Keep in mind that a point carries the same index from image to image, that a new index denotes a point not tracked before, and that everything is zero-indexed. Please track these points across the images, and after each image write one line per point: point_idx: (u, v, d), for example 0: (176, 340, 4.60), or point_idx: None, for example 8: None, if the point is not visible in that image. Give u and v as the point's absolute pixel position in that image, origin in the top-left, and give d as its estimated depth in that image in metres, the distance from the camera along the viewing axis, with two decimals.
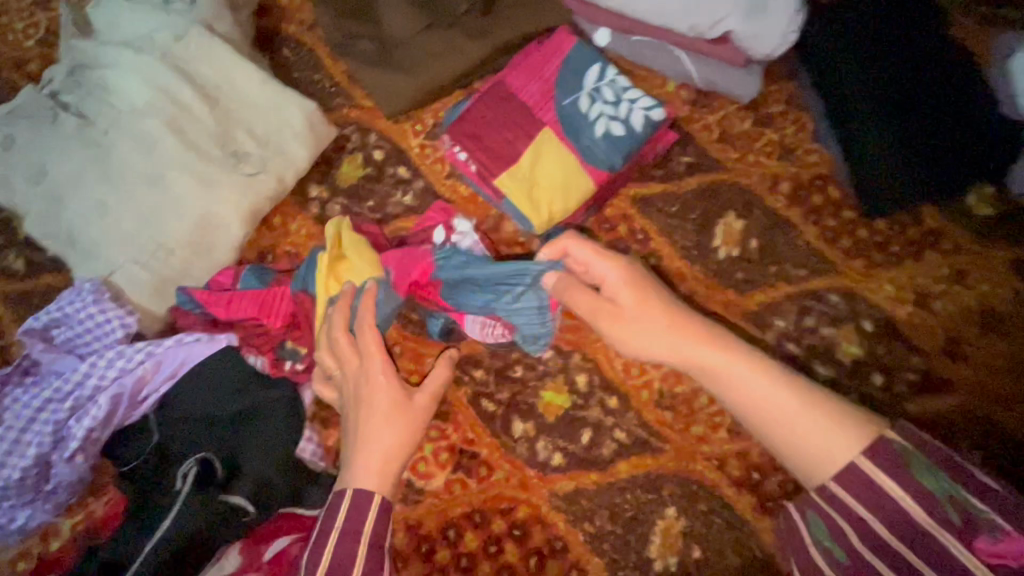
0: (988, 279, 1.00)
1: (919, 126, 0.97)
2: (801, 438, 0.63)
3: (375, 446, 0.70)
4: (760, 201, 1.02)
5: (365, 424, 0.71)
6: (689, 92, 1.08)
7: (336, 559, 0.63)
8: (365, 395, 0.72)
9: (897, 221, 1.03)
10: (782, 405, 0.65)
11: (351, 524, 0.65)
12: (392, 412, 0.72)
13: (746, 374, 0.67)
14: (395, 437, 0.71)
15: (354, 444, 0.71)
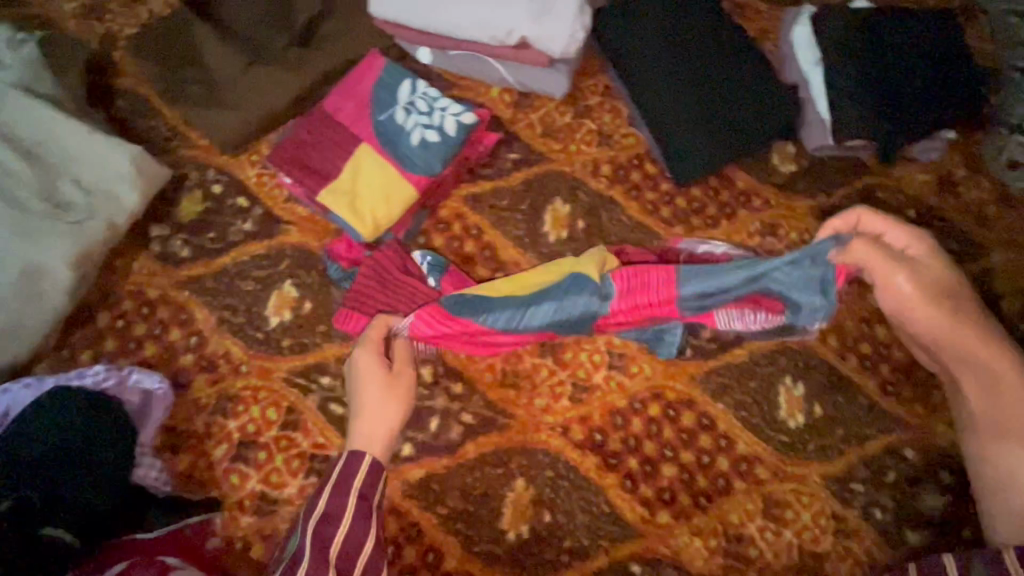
0: (794, 229, 1.12)
1: (706, 104, 1.12)
2: (999, 472, 0.86)
3: (381, 418, 0.84)
4: (584, 186, 1.11)
5: (366, 399, 0.84)
6: (511, 95, 1.17)
7: (327, 510, 0.74)
8: (365, 373, 0.86)
9: (710, 187, 1.13)
10: (1016, 463, 0.85)
11: (343, 478, 0.77)
12: (388, 387, 0.86)
13: (1005, 387, 0.89)
14: (394, 411, 0.85)
15: (359, 411, 0.85)
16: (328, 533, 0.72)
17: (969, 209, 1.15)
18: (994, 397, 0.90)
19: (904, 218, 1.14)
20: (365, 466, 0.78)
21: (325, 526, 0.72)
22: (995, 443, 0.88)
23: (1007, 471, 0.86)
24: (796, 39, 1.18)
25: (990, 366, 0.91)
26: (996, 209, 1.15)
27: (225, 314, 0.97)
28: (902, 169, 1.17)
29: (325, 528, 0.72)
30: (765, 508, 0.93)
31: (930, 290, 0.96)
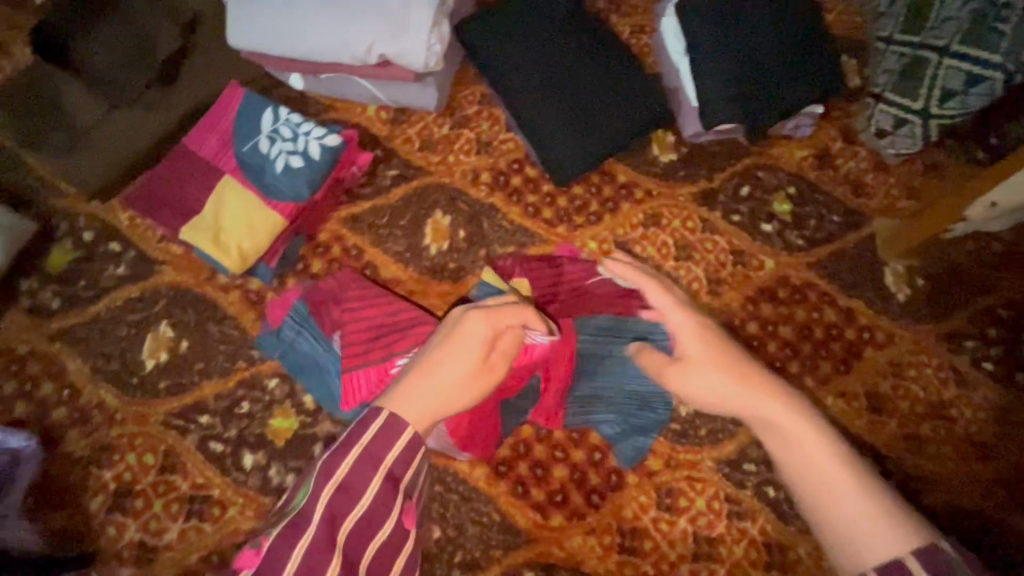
0: (679, 216, 1.12)
1: (578, 102, 1.11)
2: (828, 500, 0.60)
3: (413, 389, 0.66)
4: (464, 195, 1.11)
5: (437, 360, 0.70)
6: (387, 112, 1.17)
7: (346, 479, 0.55)
8: (446, 336, 0.73)
9: (592, 184, 1.14)
10: (835, 478, 0.61)
11: (376, 448, 0.57)
12: (478, 362, 0.72)
13: (769, 406, 0.68)
14: (457, 379, 0.69)
15: (435, 368, 0.69)
16: (338, 518, 0.54)
17: (847, 180, 1.18)
18: (763, 421, 0.68)
19: (785, 195, 1.16)
20: (394, 434, 0.58)
21: (340, 496, 0.55)
22: (795, 471, 0.64)
23: (823, 498, 0.61)
24: (665, 30, 1.16)
25: (737, 393, 0.71)
26: (871, 178, 1.18)
27: (100, 363, 0.96)
28: (780, 147, 1.19)
29: (353, 492, 0.55)
30: (658, 499, 0.93)
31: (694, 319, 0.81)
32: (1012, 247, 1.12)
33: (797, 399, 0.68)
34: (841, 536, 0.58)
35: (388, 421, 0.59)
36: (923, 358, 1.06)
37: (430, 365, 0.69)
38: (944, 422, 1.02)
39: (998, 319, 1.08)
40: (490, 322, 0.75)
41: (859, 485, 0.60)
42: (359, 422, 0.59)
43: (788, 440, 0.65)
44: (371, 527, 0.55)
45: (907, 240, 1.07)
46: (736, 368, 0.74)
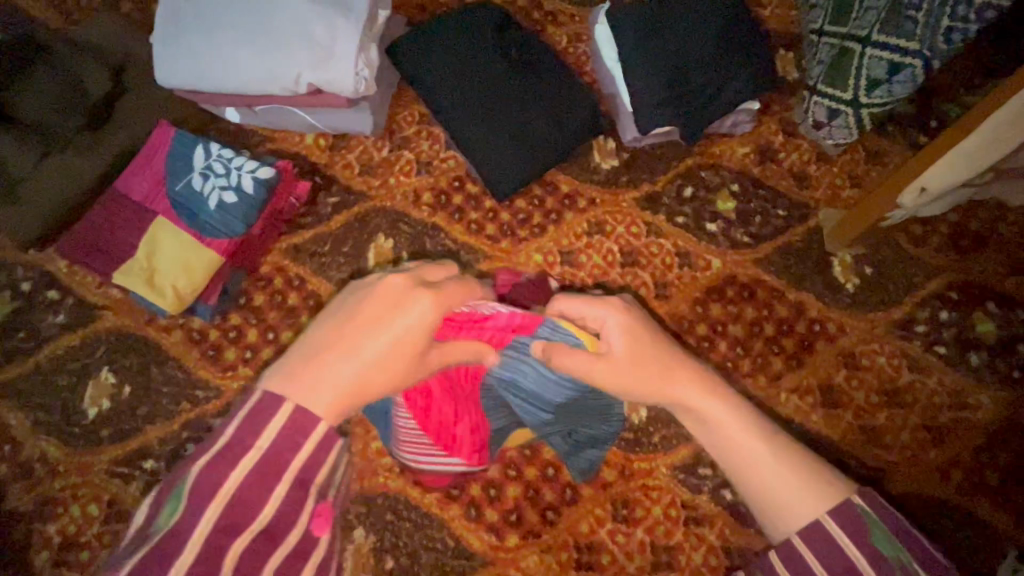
0: (622, 223, 1.13)
1: (514, 115, 1.10)
2: (753, 477, 0.60)
3: (323, 363, 0.55)
4: (406, 217, 1.12)
5: (367, 332, 0.59)
6: (326, 139, 1.17)
7: (237, 491, 0.45)
8: (384, 306, 0.61)
9: (534, 197, 1.14)
10: (755, 454, 0.61)
11: (275, 450, 0.48)
12: (405, 346, 0.60)
13: (694, 392, 0.67)
14: (387, 356, 0.59)
15: (339, 342, 0.57)
16: (231, 535, 0.44)
17: (790, 173, 1.17)
18: (692, 407, 0.67)
19: (729, 193, 1.16)
20: (292, 428, 0.49)
21: (235, 511, 0.45)
22: (727, 454, 0.63)
23: (749, 475, 0.60)
24: (599, 38, 1.15)
25: (660, 379, 0.68)
26: (815, 169, 1.17)
27: (41, 415, 0.94)
28: (722, 145, 1.19)
29: (252, 499, 0.45)
30: (614, 511, 0.92)
31: (619, 307, 0.74)
32: (959, 228, 1.12)
33: (718, 383, 0.68)
34: (769, 509, 0.58)
35: (295, 419, 0.49)
36: (876, 347, 1.05)
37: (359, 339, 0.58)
38: (899, 409, 1.02)
39: (949, 302, 1.08)
40: (440, 303, 0.64)
41: (779, 456, 0.60)
42: (244, 420, 0.48)
43: (711, 424, 0.65)
44: (276, 539, 0.45)
45: (847, 232, 1.07)
46: (659, 356, 0.70)
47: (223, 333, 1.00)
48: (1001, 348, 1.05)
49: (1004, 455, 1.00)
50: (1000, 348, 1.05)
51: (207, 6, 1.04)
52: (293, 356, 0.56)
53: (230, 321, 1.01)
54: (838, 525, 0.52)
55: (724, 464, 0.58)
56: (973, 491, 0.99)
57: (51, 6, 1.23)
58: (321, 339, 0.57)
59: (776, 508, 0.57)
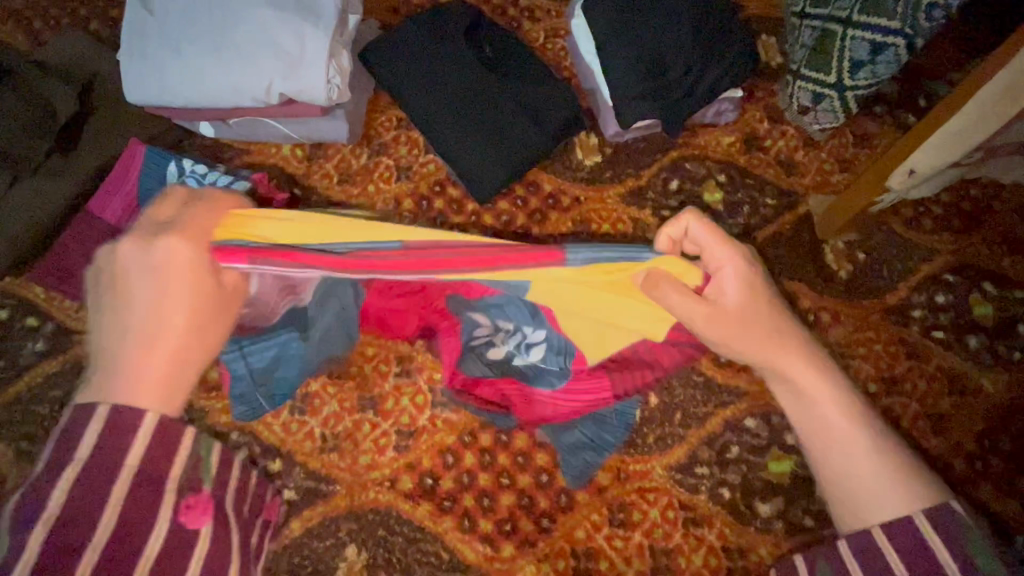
0: (607, 219, 1.11)
1: (491, 115, 1.08)
2: (840, 458, 0.62)
3: (136, 359, 0.57)
4: (388, 224, 1.11)
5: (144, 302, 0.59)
6: (303, 149, 1.15)
7: (62, 512, 0.48)
8: (150, 275, 0.60)
9: (517, 197, 1.12)
10: (849, 444, 0.62)
11: (102, 458, 0.51)
12: (200, 302, 0.61)
13: (799, 367, 0.66)
14: (187, 314, 0.60)
15: (129, 332, 0.58)
16: (73, 555, 0.47)
17: (777, 160, 1.15)
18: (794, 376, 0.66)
19: (715, 183, 1.14)
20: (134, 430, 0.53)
21: (71, 533, 0.47)
22: (821, 430, 0.64)
23: (833, 456, 0.63)
24: (576, 33, 1.13)
25: (768, 341, 0.67)
26: (802, 155, 1.15)
27: (24, 445, 0.93)
28: (706, 135, 1.17)
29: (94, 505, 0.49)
30: (611, 515, 0.90)
31: (743, 257, 0.68)
32: (951, 209, 1.10)
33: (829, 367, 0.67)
34: (848, 488, 0.61)
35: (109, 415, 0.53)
36: (871, 334, 1.03)
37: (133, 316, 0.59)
38: (898, 397, 1.00)
39: (944, 285, 1.06)
40: (197, 243, 0.63)
41: (878, 448, 0.61)
42: (58, 443, 0.51)
43: (808, 400, 0.65)
44: (129, 538, 0.50)
45: (839, 218, 1.05)
46: (772, 324, 0.68)
47: None
48: (999, 329, 1.03)
49: (1005, 440, 0.98)
50: (998, 329, 1.03)
51: (173, 19, 1.02)
52: (99, 366, 0.57)
53: None
54: (929, 522, 0.54)
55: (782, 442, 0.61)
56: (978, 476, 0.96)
57: (19, 27, 1.22)
58: (114, 342, 0.58)
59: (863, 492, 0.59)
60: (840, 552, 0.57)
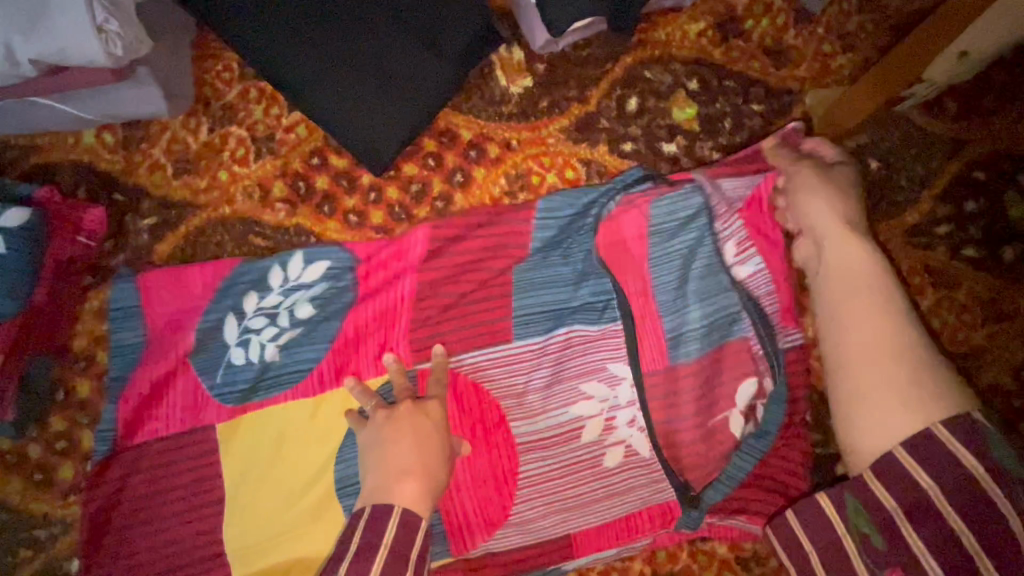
0: (552, 166, 0.84)
1: (361, 41, 0.75)
2: (864, 336, 0.59)
3: (405, 476, 0.61)
4: (256, 222, 0.80)
5: (404, 450, 0.62)
6: (113, 132, 0.81)
7: None
8: (417, 425, 0.65)
9: (428, 155, 0.83)
10: (882, 338, 0.59)
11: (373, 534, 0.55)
12: (424, 429, 0.65)
13: (854, 269, 0.65)
14: (420, 450, 0.63)
15: (391, 438, 0.64)
16: None
17: (763, 48, 0.87)
18: (839, 272, 0.65)
19: (686, 94, 0.85)
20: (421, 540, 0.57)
21: None
22: (854, 327, 0.61)
23: (863, 345, 0.59)
24: None
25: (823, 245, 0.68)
26: (793, 36, 0.87)
27: None
28: (667, 25, 0.87)
29: None
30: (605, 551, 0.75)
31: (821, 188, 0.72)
32: (978, 82, 0.87)
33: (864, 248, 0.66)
34: (865, 364, 0.58)
35: (401, 511, 0.57)
36: (891, 266, 0.83)
37: (388, 457, 0.62)
38: (927, 340, 0.82)
39: (974, 186, 0.85)
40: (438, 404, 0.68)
41: (894, 349, 0.58)
42: (401, 460, 0.62)
43: (848, 288, 0.63)
44: None
45: (846, 118, 0.81)
46: (842, 243, 0.68)
47: (48, 445, 0.73)
48: None
49: None
50: None
51: None
52: (375, 471, 0.62)
53: (52, 428, 0.74)
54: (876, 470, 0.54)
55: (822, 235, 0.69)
56: None
57: None
58: (399, 448, 0.63)
59: (863, 398, 0.57)
60: (870, 485, 0.54)
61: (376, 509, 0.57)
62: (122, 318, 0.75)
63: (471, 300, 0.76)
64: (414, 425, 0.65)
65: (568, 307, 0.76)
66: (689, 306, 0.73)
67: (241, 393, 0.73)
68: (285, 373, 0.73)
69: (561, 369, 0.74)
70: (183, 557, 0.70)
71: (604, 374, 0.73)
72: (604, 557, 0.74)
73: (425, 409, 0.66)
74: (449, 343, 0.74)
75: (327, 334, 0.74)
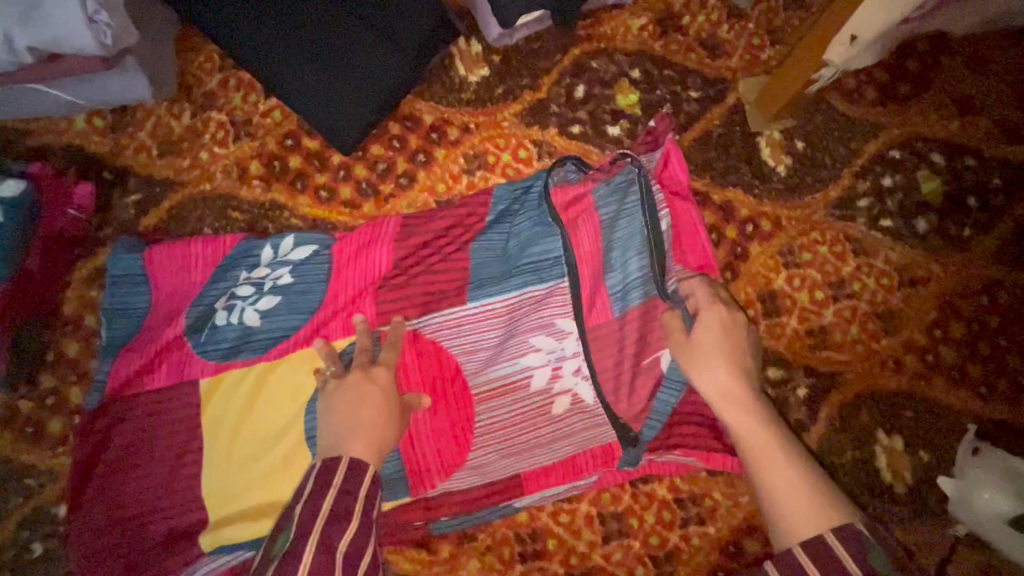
0: (506, 147, 0.92)
1: (329, 34, 0.83)
2: (752, 444, 0.67)
3: (354, 430, 0.67)
4: (233, 198, 0.87)
5: (355, 409, 0.69)
6: (103, 118, 0.88)
7: (334, 510, 0.58)
8: (365, 388, 0.71)
9: (393, 137, 0.91)
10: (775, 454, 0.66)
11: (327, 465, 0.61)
12: (372, 391, 0.71)
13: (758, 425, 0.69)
14: (369, 408, 0.69)
15: (341, 401, 0.70)
16: (332, 523, 0.57)
17: (698, 41, 0.96)
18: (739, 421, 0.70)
19: (629, 82, 0.94)
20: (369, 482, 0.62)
21: None
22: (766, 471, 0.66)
23: (763, 460, 0.66)
24: None
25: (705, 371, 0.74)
26: (726, 30, 0.96)
27: None
28: (611, 21, 0.96)
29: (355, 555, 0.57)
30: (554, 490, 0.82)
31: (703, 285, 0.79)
32: (893, 72, 0.96)
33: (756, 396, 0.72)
34: (768, 481, 0.65)
35: (350, 459, 0.62)
36: (816, 235, 0.92)
37: (340, 416, 0.68)
38: (847, 301, 0.90)
39: (890, 164, 0.94)
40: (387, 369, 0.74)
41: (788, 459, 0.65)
42: (349, 419, 0.68)
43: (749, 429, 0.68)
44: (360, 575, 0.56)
45: (772, 102, 0.90)
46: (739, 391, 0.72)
47: (39, 401, 0.79)
48: (948, 206, 0.93)
49: (958, 326, 0.89)
50: (948, 206, 0.93)
51: None
52: (327, 430, 0.68)
53: (42, 385, 0.80)
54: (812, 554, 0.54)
55: (686, 355, 0.75)
56: (938, 371, 0.88)
57: None
58: (349, 408, 0.69)
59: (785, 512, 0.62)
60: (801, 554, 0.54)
61: (326, 459, 0.62)
62: (117, 283, 0.82)
63: (430, 267, 0.83)
64: (362, 387, 0.71)
65: (520, 269, 0.82)
66: (631, 258, 0.80)
67: (218, 349, 0.79)
68: (260, 332, 0.80)
69: (512, 326, 0.81)
70: (164, 497, 0.76)
71: (552, 329, 0.80)
72: (553, 495, 0.81)
73: (373, 374, 0.72)
74: (411, 305, 0.81)
75: (298, 296, 0.81)
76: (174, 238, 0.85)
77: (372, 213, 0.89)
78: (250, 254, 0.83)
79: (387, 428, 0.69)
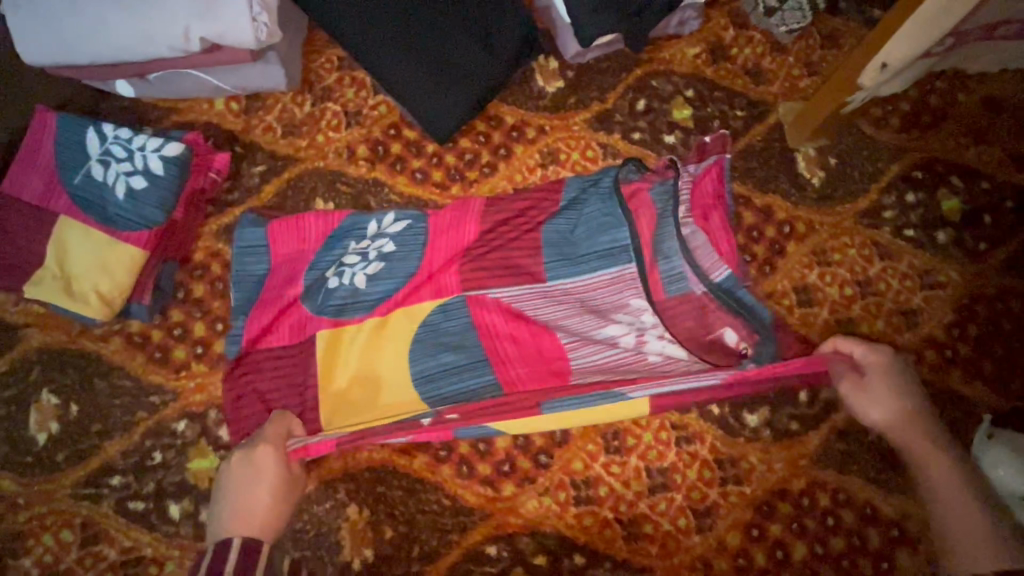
0: (575, 147, 1.06)
1: (433, 38, 0.97)
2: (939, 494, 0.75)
3: (241, 510, 0.73)
4: (341, 174, 1.02)
5: (236, 493, 0.75)
6: (238, 102, 1.05)
7: None
8: (249, 468, 0.77)
9: (479, 133, 1.06)
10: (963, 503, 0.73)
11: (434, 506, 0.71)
12: (253, 468, 0.77)
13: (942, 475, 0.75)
14: (251, 485, 0.75)
15: (227, 486, 0.76)
16: None
17: (744, 69, 1.11)
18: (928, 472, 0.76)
19: (683, 100, 1.09)
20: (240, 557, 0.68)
21: None
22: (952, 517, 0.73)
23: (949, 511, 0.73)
24: None
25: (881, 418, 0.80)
26: (770, 62, 1.11)
27: None
28: (670, 48, 1.11)
29: None
30: (606, 443, 0.92)
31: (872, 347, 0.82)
32: (915, 105, 1.10)
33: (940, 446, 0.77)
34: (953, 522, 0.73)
35: (221, 544, 0.69)
36: (845, 240, 1.03)
37: (227, 501, 0.75)
38: (873, 299, 1.01)
39: (913, 183, 1.06)
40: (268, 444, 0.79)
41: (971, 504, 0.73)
42: (237, 502, 0.74)
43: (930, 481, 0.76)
44: None
45: (809, 121, 1.03)
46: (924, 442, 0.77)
47: (167, 331, 0.93)
48: (964, 221, 1.05)
49: (974, 327, 0.99)
50: (965, 222, 1.04)
51: None
52: (220, 513, 0.74)
53: (171, 318, 0.93)
54: None
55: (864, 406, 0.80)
56: (956, 365, 0.97)
57: None
58: (234, 490, 0.75)
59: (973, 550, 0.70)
60: None
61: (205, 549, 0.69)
62: (245, 249, 0.95)
63: (508, 241, 0.95)
64: (245, 465, 0.77)
65: (592, 255, 0.94)
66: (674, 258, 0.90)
67: (331, 306, 0.91)
68: (365, 291, 0.92)
69: (593, 301, 0.93)
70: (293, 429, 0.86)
71: (630, 307, 0.91)
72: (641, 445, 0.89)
73: (254, 452, 0.78)
74: (494, 274, 0.93)
75: (396, 264, 0.94)
76: (290, 204, 1.00)
77: (458, 194, 1.03)
78: (355, 228, 0.96)
79: (268, 501, 0.75)
